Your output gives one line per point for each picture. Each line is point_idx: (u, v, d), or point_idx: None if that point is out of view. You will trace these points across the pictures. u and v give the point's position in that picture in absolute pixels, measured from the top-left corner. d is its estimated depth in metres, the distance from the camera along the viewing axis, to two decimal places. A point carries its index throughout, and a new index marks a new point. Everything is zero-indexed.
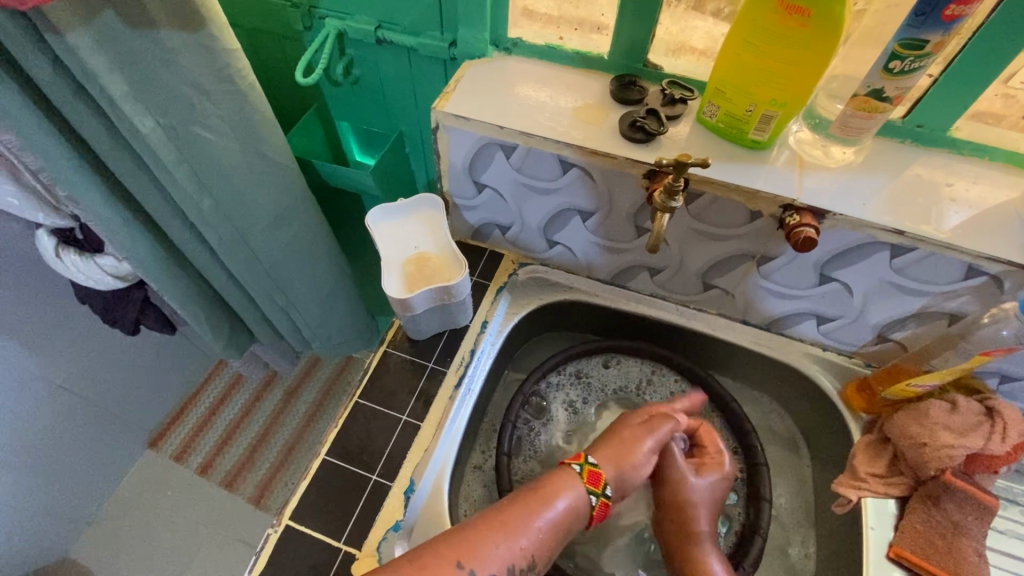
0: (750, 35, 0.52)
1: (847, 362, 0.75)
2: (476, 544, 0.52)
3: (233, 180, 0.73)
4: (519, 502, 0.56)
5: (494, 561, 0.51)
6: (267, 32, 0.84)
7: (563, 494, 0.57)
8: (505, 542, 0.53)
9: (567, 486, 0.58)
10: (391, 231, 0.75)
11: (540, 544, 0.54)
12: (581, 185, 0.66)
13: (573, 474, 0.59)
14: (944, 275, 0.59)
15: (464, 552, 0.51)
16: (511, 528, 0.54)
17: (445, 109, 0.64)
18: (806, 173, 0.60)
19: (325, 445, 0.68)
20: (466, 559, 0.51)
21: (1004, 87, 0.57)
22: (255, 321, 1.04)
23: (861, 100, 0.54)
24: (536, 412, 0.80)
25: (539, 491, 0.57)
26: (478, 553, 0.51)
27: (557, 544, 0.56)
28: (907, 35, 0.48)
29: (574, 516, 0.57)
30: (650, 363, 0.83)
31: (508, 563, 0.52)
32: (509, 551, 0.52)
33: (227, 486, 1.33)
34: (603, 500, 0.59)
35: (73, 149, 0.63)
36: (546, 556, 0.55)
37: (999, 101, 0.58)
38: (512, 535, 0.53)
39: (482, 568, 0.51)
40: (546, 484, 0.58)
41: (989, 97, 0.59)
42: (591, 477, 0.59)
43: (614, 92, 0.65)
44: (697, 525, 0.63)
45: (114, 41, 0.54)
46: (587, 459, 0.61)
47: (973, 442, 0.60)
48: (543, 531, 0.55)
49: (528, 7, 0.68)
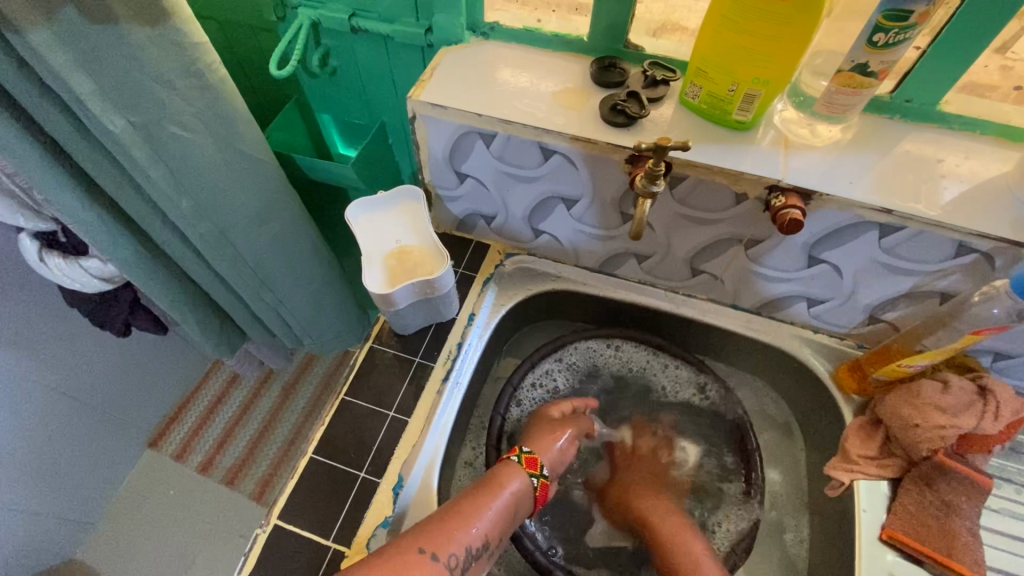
0: (730, 11, 0.50)
1: (839, 344, 0.73)
2: (436, 532, 0.55)
3: (210, 177, 0.71)
4: (472, 492, 0.60)
5: (453, 543, 0.54)
6: (242, 24, 0.82)
7: (510, 479, 0.62)
8: (461, 528, 0.56)
9: (513, 476, 0.63)
10: (371, 225, 0.74)
11: (493, 527, 0.58)
12: (564, 173, 0.65)
13: (515, 466, 0.64)
14: (934, 254, 0.58)
15: (424, 538, 0.54)
16: (467, 514, 0.57)
17: (421, 97, 0.63)
18: (791, 153, 0.58)
19: (313, 443, 0.67)
20: (426, 543, 0.53)
21: (1003, 58, 0.56)
22: (245, 319, 1.03)
23: (846, 76, 0.52)
24: (528, 392, 0.80)
25: (489, 482, 0.61)
26: (437, 538, 0.54)
27: (506, 527, 0.60)
28: (892, 6, 0.46)
29: (520, 501, 0.62)
30: (651, 349, 0.82)
31: (465, 545, 0.55)
32: (466, 536, 0.55)
33: (227, 483, 1.33)
34: (544, 480, 0.65)
35: (45, 152, 0.61)
36: (499, 537, 0.59)
37: (994, 71, 0.58)
38: (467, 521, 0.56)
39: (444, 551, 0.54)
40: (494, 475, 0.62)
41: (982, 67, 0.58)
42: (529, 462, 0.65)
43: (594, 75, 0.63)
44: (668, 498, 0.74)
45: (76, 38, 0.52)
46: (523, 449, 0.66)
47: (966, 422, 0.59)
48: (494, 516, 0.58)
49: None
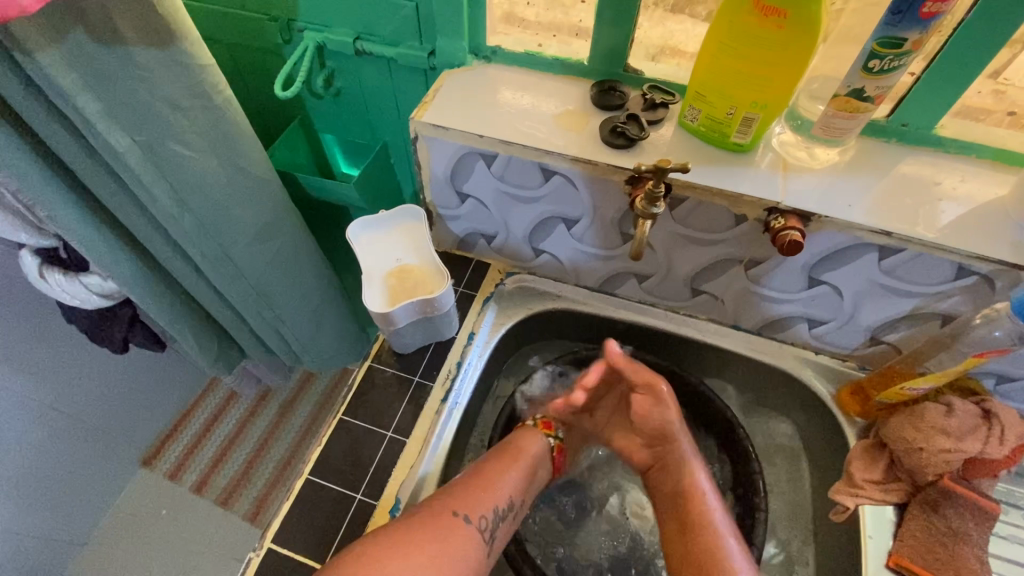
0: (727, 38, 0.51)
1: (841, 366, 0.73)
2: (464, 495, 0.58)
3: (213, 196, 0.72)
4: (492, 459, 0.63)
5: (482, 504, 0.58)
6: (248, 46, 0.84)
7: (530, 442, 0.66)
8: (487, 492, 0.59)
9: (531, 437, 0.66)
10: (372, 243, 0.74)
11: (517, 487, 0.62)
12: (565, 193, 0.65)
13: (533, 430, 0.68)
14: (934, 276, 0.58)
15: (454, 502, 0.57)
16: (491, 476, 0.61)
17: (424, 118, 0.63)
18: (790, 176, 0.59)
19: (309, 463, 0.66)
20: (458, 506, 0.57)
21: (995, 82, 0.57)
22: (244, 337, 1.03)
23: (842, 100, 0.53)
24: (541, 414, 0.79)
25: (508, 448, 0.65)
26: (467, 500, 0.58)
27: (528, 488, 0.64)
28: (886, 33, 0.47)
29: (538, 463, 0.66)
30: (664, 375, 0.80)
31: (494, 505, 0.59)
32: (493, 499, 0.59)
33: (221, 504, 1.31)
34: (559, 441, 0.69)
35: (49, 171, 0.62)
36: (522, 497, 0.63)
37: (987, 97, 0.58)
38: (493, 485, 0.60)
39: (474, 513, 0.57)
40: (512, 441, 0.66)
41: (977, 93, 0.58)
42: (543, 424, 0.69)
43: (595, 98, 0.64)
44: (722, 540, 0.60)
45: (83, 59, 0.53)
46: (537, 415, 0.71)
47: (971, 446, 0.58)
48: (517, 478, 0.62)
49: (510, 13, 0.68)
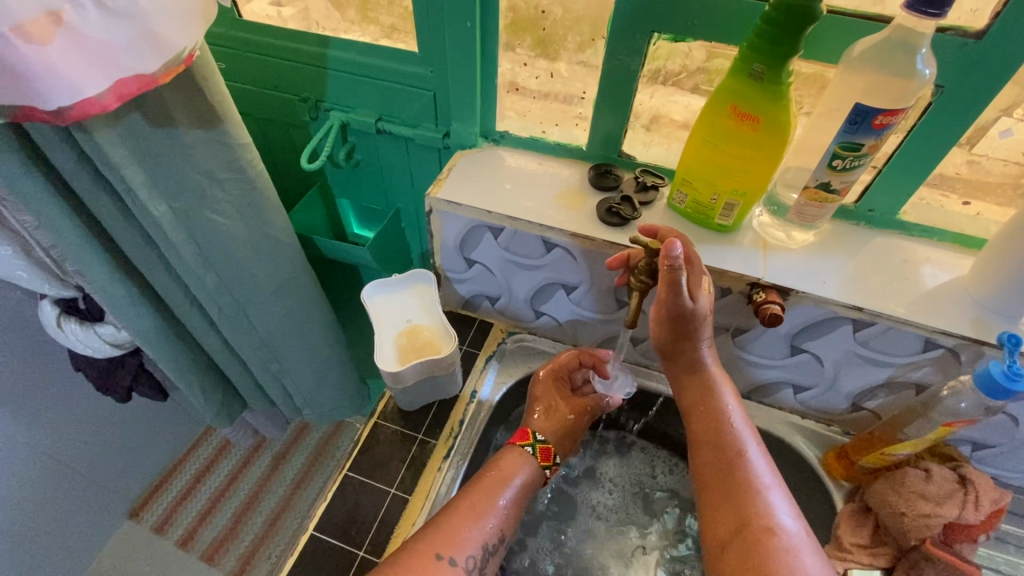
0: (709, 135, 0.58)
1: (827, 431, 0.76)
2: (446, 534, 0.56)
3: (236, 257, 0.77)
4: (478, 487, 0.61)
5: (469, 544, 0.56)
6: (276, 121, 0.92)
7: (521, 471, 0.65)
8: (474, 527, 0.58)
9: (521, 465, 0.65)
10: (384, 306, 0.81)
11: (506, 519, 0.61)
12: (564, 263, 0.71)
13: (515, 449, 0.67)
14: (903, 349, 0.63)
15: (438, 543, 0.55)
16: (474, 512, 0.59)
17: (438, 195, 0.70)
18: (770, 254, 0.65)
19: (314, 518, 0.68)
20: (443, 549, 0.55)
21: (969, 154, 0.62)
22: (247, 389, 1.05)
23: (811, 192, 0.60)
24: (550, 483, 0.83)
25: (499, 473, 0.63)
26: (451, 540, 0.56)
27: (518, 516, 0.63)
28: (845, 138, 0.54)
29: (527, 489, 0.65)
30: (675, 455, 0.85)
31: (481, 543, 0.57)
32: (479, 534, 0.58)
33: (206, 560, 1.28)
34: (542, 445, 0.68)
35: (88, 232, 0.67)
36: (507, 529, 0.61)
37: (964, 167, 0.63)
38: (481, 519, 0.59)
39: (460, 555, 0.55)
40: (500, 464, 0.64)
41: (955, 164, 0.63)
42: (542, 453, 0.67)
43: (592, 180, 0.71)
44: (745, 454, 0.57)
45: (136, 138, 0.60)
46: (536, 438, 0.68)
47: (950, 510, 0.61)
48: (505, 508, 0.61)
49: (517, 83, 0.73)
